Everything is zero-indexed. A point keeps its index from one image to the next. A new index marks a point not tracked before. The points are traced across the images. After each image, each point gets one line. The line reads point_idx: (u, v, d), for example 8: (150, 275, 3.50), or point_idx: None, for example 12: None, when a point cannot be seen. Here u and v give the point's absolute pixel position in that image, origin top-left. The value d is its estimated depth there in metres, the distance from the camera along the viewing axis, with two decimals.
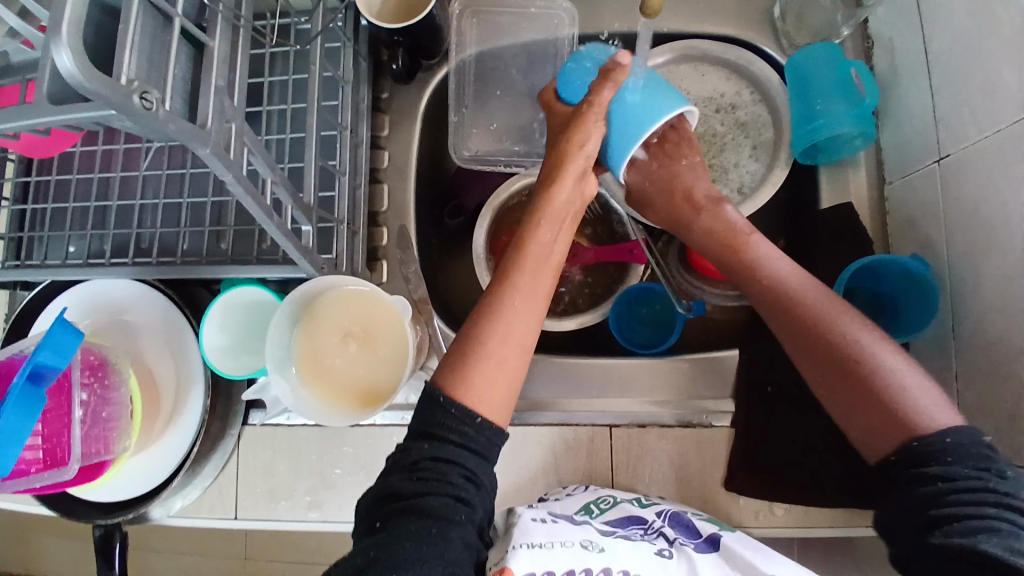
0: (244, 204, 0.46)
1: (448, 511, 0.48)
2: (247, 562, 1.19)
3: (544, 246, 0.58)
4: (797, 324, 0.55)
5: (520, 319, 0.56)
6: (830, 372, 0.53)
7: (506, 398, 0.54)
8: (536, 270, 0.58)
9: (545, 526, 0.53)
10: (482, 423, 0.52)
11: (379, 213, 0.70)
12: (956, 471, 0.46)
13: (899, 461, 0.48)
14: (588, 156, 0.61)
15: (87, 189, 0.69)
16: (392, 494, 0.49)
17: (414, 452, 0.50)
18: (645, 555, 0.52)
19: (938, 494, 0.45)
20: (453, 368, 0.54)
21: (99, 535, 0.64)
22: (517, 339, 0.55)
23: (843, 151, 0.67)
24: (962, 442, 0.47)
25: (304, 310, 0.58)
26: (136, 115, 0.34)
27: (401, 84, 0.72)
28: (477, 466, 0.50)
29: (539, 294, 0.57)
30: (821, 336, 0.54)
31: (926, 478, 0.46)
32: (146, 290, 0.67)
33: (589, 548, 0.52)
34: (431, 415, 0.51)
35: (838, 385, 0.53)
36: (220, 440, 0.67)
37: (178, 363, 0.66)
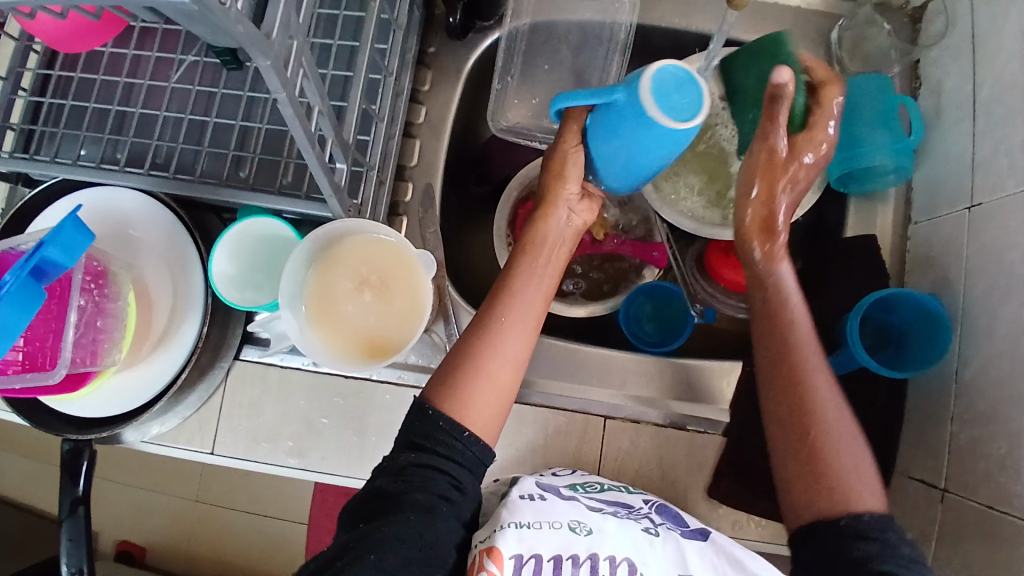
0: (291, 129, 0.44)
1: (432, 506, 0.48)
2: (198, 505, 1.17)
3: (537, 277, 0.59)
4: (785, 386, 0.55)
5: (513, 341, 0.56)
6: (788, 432, 0.54)
7: (498, 415, 0.55)
8: (528, 297, 0.58)
9: (533, 505, 0.52)
10: (470, 438, 0.52)
11: (407, 167, 0.69)
12: (890, 537, 0.49)
13: (843, 525, 0.50)
14: (571, 191, 0.61)
15: (109, 93, 0.67)
16: (376, 492, 0.50)
17: (400, 459, 0.51)
18: (633, 531, 0.52)
19: (874, 553, 0.47)
20: (442, 380, 0.54)
21: (68, 449, 0.60)
22: (510, 361, 0.56)
23: (876, 184, 0.67)
24: (888, 521, 0.50)
25: (323, 252, 0.56)
26: (209, 8, 0.33)
27: (451, 41, 0.70)
28: (462, 475, 0.51)
29: (532, 320, 0.57)
30: (783, 380, 0.55)
31: (864, 540, 0.48)
32: (154, 204, 0.64)
33: (578, 530, 0.51)
34: (419, 425, 0.52)
35: (792, 448, 0.54)
36: (207, 371, 0.65)
37: (176, 285, 0.64)
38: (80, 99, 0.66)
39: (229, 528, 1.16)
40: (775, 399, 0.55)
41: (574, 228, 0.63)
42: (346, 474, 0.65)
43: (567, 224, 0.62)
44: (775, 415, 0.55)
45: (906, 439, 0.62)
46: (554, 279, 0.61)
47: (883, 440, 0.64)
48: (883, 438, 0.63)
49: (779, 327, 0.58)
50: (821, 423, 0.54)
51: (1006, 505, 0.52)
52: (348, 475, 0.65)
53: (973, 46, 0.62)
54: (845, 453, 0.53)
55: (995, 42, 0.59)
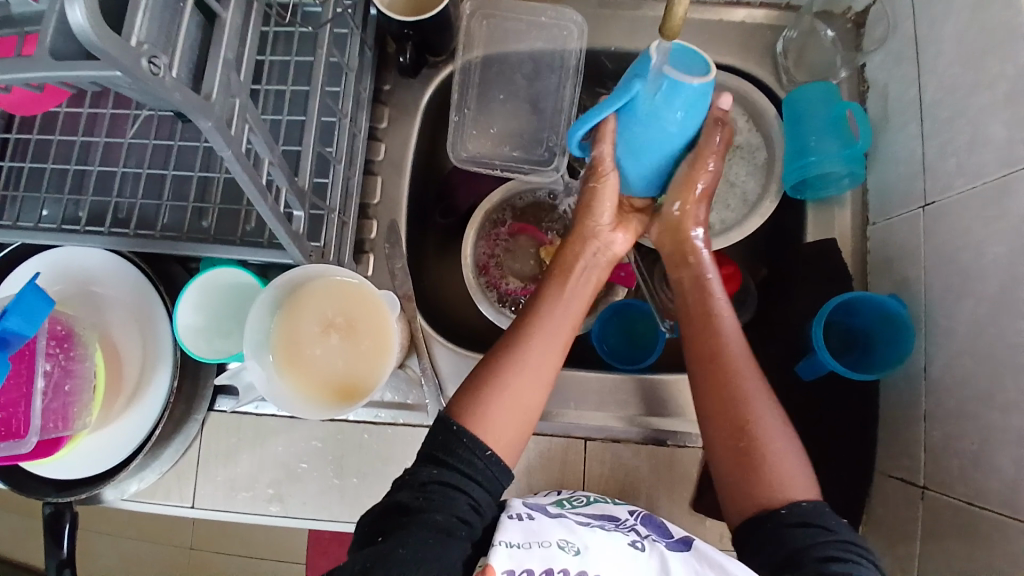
0: (240, 184, 0.44)
1: (450, 529, 0.48)
2: (192, 552, 1.16)
3: (565, 301, 0.61)
4: (711, 377, 0.57)
5: (540, 360, 0.58)
6: (726, 428, 0.55)
7: (520, 433, 0.56)
8: (557, 319, 0.60)
9: (522, 525, 0.52)
10: (492, 457, 0.53)
11: (370, 205, 0.69)
12: (830, 523, 0.49)
13: (785, 513, 0.50)
14: (604, 222, 0.64)
15: (67, 152, 0.67)
16: (398, 508, 0.50)
17: (421, 475, 0.51)
18: (619, 546, 0.52)
19: (820, 538, 0.48)
20: (466, 398, 0.56)
21: (48, 513, 0.60)
22: (534, 381, 0.57)
23: (831, 189, 0.69)
24: (824, 506, 0.50)
25: (288, 296, 0.57)
26: (142, 80, 0.33)
27: (406, 78, 0.71)
28: (479, 495, 0.51)
29: (559, 338, 0.59)
30: (717, 387, 0.56)
31: (809, 525, 0.49)
32: (119, 261, 0.65)
33: (566, 548, 0.50)
34: (443, 440, 0.53)
35: (723, 435, 0.55)
36: (182, 423, 0.64)
37: (145, 340, 0.64)
38: (38, 160, 0.66)
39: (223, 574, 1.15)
40: (704, 399, 0.57)
41: (607, 259, 0.65)
42: (328, 517, 0.64)
43: (597, 254, 0.64)
44: (714, 409, 0.56)
45: (883, 439, 0.63)
46: (582, 304, 0.62)
47: (859, 442, 0.64)
48: (858, 440, 0.64)
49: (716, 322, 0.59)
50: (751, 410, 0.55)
51: (981, 500, 0.52)
52: (331, 518, 0.64)
53: (914, 48, 0.63)
54: (781, 451, 0.53)
55: (934, 44, 0.60)
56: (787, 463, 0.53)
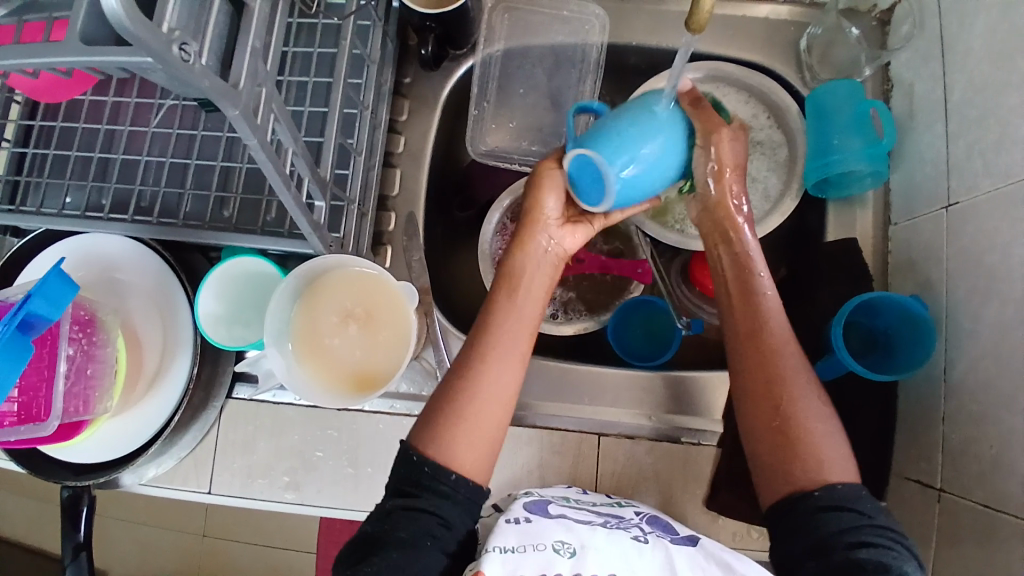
0: (265, 172, 0.45)
1: (417, 545, 0.48)
2: (205, 539, 1.17)
3: (515, 315, 0.59)
4: (751, 359, 0.55)
5: (498, 379, 0.55)
6: (761, 411, 0.53)
7: (487, 457, 0.54)
8: (511, 336, 0.57)
9: (518, 528, 0.52)
10: (458, 480, 0.51)
11: (389, 197, 0.70)
12: (866, 507, 0.48)
13: (816, 496, 0.48)
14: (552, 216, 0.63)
15: (92, 140, 0.68)
16: (366, 537, 0.50)
17: (386, 503, 0.50)
18: (621, 542, 0.52)
19: (852, 526, 0.46)
20: (426, 426, 0.54)
21: (66, 496, 0.61)
22: (493, 401, 0.55)
23: (853, 188, 0.68)
24: (861, 491, 0.48)
25: (308, 286, 0.57)
26: (172, 66, 0.33)
27: (426, 71, 0.71)
28: (447, 511, 0.50)
29: (517, 353, 0.57)
30: (757, 365, 0.54)
31: (841, 510, 0.47)
32: (141, 248, 0.65)
33: (561, 551, 0.50)
34: (405, 473, 0.51)
35: (757, 417, 0.53)
36: (200, 410, 0.65)
37: (165, 327, 0.64)
38: (63, 148, 0.67)
39: (235, 561, 1.16)
40: (742, 380, 0.55)
41: (556, 257, 0.63)
42: (342, 506, 0.65)
43: (547, 254, 0.62)
44: (749, 391, 0.54)
45: (901, 441, 0.63)
46: (537, 310, 0.60)
47: (878, 443, 0.64)
48: (876, 441, 0.63)
49: (757, 304, 0.57)
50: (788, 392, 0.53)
51: (1001, 504, 0.51)
52: (345, 507, 0.65)
53: (942, 47, 0.62)
54: (818, 434, 0.51)
55: (962, 43, 0.60)
56: (823, 441, 0.51)
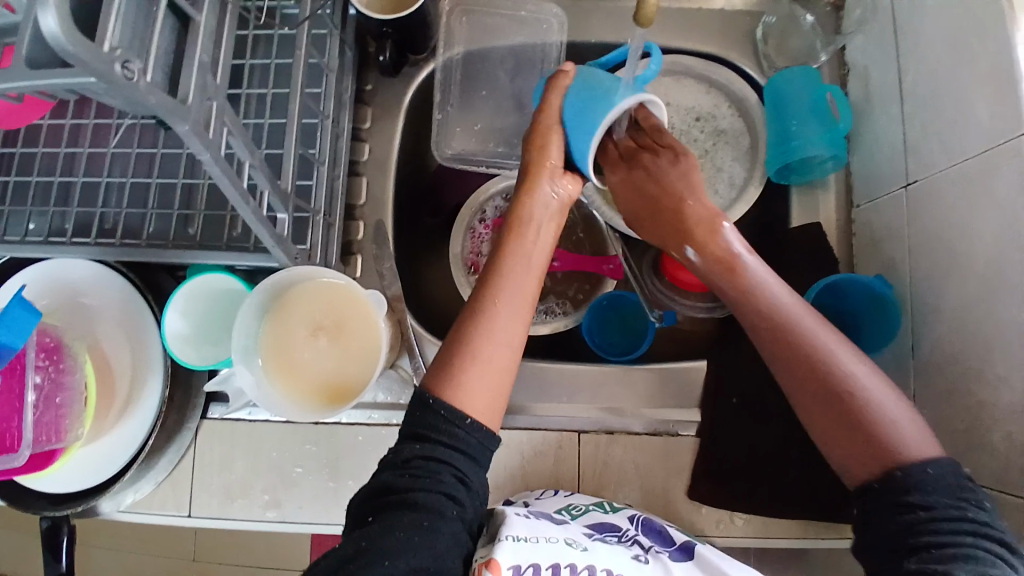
0: (221, 187, 0.44)
1: (440, 507, 0.48)
2: (193, 563, 1.15)
3: (526, 252, 0.58)
4: (778, 349, 0.54)
5: (507, 322, 0.55)
6: (835, 430, 0.50)
7: (498, 401, 0.54)
8: (519, 280, 0.57)
9: (528, 522, 0.53)
10: (473, 425, 0.52)
11: (356, 207, 0.69)
12: (930, 498, 0.45)
13: (876, 488, 0.48)
14: (555, 163, 0.60)
15: (51, 164, 0.67)
16: (383, 488, 0.49)
17: (404, 451, 0.50)
18: (622, 558, 0.53)
19: (917, 525, 0.45)
20: (440, 369, 0.54)
21: (47, 526, 0.60)
22: (504, 344, 0.55)
23: (815, 174, 0.70)
24: (929, 470, 0.46)
25: (275, 301, 0.56)
26: (116, 84, 0.33)
27: (387, 78, 0.71)
28: (467, 467, 0.50)
29: (525, 298, 0.57)
30: (809, 384, 0.52)
31: (904, 507, 0.46)
32: (106, 271, 0.64)
33: (573, 545, 0.52)
34: (420, 416, 0.52)
35: (809, 404, 0.52)
36: (174, 434, 0.64)
37: (135, 351, 0.63)
38: (21, 174, 0.66)
39: None
40: (784, 371, 0.53)
41: (563, 202, 0.61)
42: (325, 520, 0.64)
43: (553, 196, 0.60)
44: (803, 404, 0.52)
45: None
46: (545, 255, 0.59)
47: None
48: None
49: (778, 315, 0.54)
50: (840, 371, 0.51)
51: (975, 476, 0.52)
52: (327, 521, 0.64)
53: (892, 29, 0.64)
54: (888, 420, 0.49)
55: (911, 25, 0.61)
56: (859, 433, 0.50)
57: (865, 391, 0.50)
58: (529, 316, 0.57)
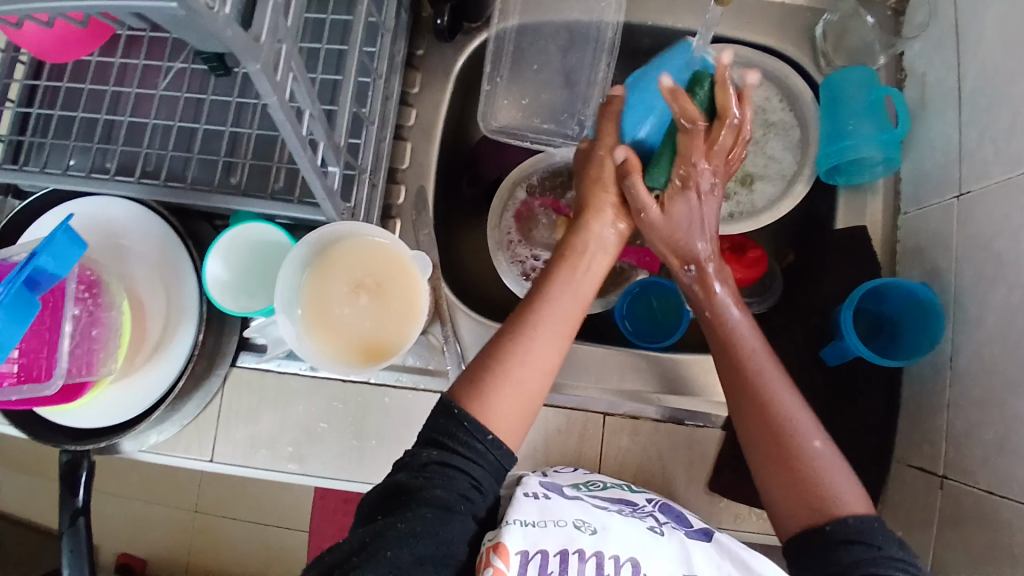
0: (281, 133, 0.44)
1: (452, 503, 0.50)
2: (196, 515, 1.17)
3: (572, 284, 0.61)
4: (736, 379, 0.57)
5: (543, 350, 0.58)
6: (778, 475, 0.52)
7: (523, 420, 0.56)
8: (557, 308, 0.60)
9: (538, 504, 0.54)
10: (493, 441, 0.53)
11: (398, 170, 0.69)
12: (876, 540, 0.46)
13: (829, 531, 0.48)
14: (610, 194, 0.65)
15: (97, 103, 0.67)
16: (397, 487, 0.51)
17: (422, 455, 0.52)
18: (638, 530, 0.54)
19: (861, 559, 0.45)
20: (472, 382, 0.56)
21: (64, 461, 0.61)
22: (537, 367, 0.57)
23: (864, 176, 0.68)
24: (874, 522, 0.47)
25: (320, 255, 0.55)
26: (195, 12, 0.32)
27: (439, 45, 0.70)
28: (480, 475, 0.52)
29: (560, 329, 0.59)
30: (767, 437, 0.53)
31: (852, 544, 0.46)
32: (147, 214, 0.64)
33: (582, 528, 0.52)
34: (444, 424, 0.53)
35: (759, 454, 0.54)
36: (204, 377, 0.64)
37: (170, 295, 0.63)
38: (68, 110, 0.67)
39: (226, 537, 1.17)
40: (739, 401, 0.56)
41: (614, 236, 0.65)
42: (346, 477, 0.64)
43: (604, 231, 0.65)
44: (760, 445, 0.54)
45: (903, 426, 0.63)
46: (592, 286, 0.62)
47: (882, 429, 0.64)
48: (875, 427, 0.64)
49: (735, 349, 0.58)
50: (800, 439, 0.52)
51: (1002, 489, 0.52)
52: (348, 478, 0.64)
53: (956, 34, 0.62)
54: (830, 470, 0.51)
55: (976, 32, 0.60)
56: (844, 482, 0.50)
57: (815, 456, 0.52)
58: (564, 348, 0.59)
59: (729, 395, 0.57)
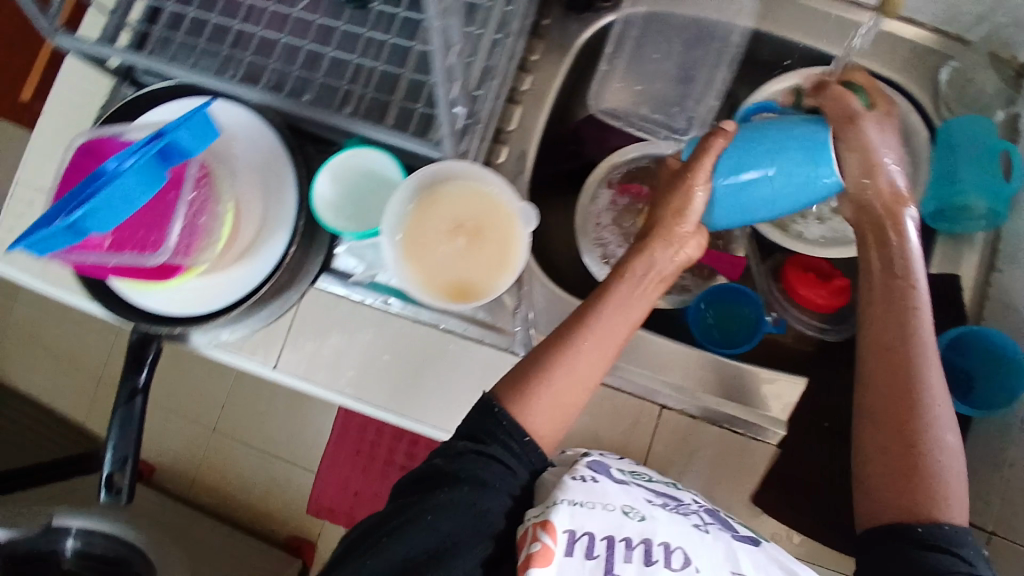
0: (432, 60, 0.44)
1: (486, 482, 0.55)
2: (214, 434, 1.40)
3: (626, 305, 0.61)
4: (885, 375, 0.57)
5: (588, 367, 0.59)
6: (883, 478, 0.54)
7: (558, 423, 0.60)
8: (609, 328, 0.60)
9: (585, 486, 0.55)
10: (528, 443, 0.58)
11: (504, 130, 0.69)
12: (967, 554, 0.49)
13: (919, 531, 0.51)
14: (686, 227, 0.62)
15: (229, 9, 0.68)
16: (436, 468, 0.56)
17: (459, 445, 0.57)
18: (684, 526, 0.54)
19: (950, 568, 0.48)
20: (516, 382, 0.59)
21: (135, 339, 0.64)
22: (581, 380, 0.60)
23: (967, 226, 0.67)
24: (966, 535, 0.51)
25: (429, 190, 0.57)
26: None
27: (567, 15, 0.70)
28: (513, 465, 0.57)
29: (608, 349, 0.60)
30: (881, 437, 0.56)
31: (941, 553, 0.49)
32: (260, 125, 0.66)
33: (630, 514, 0.54)
34: (483, 421, 0.58)
35: (874, 453, 0.56)
36: (282, 291, 0.65)
37: (266, 203, 0.64)
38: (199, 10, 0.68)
39: (239, 460, 1.38)
40: (872, 399, 0.57)
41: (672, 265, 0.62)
42: (398, 412, 0.67)
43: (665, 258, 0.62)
44: (873, 443, 0.56)
45: None
46: (642, 311, 0.61)
47: None
48: None
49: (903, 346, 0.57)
50: (926, 439, 0.54)
51: None
52: (400, 413, 0.67)
53: None
54: (945, 478, 0.53)
55: None
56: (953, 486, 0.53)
57: (935, 462, 0.53)
58: (607, 367, 0.61)
59: (862, 375, 0.58)
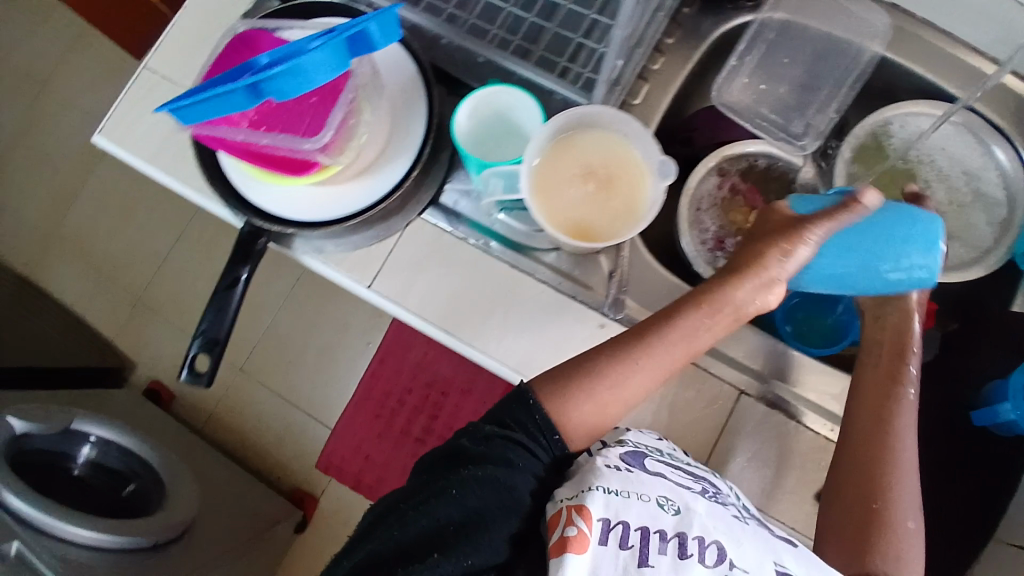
0: None
1: (510, 463, 0.53)
2: (241, 374, 1.40)
3: (691, 333, 0.60)
4: (865, 436, 0.60)
5: (633, 382, 0.60)
6: (845, 526, 0.58)
7: (590, 431, 0.60)
8: (666, 353, 0.60)
9: (621, 473, 0.53)
10: (557, 442, 0.57)
11: (629, 104, 0.72)
12: None
13: None
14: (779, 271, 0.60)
15: None
16: (460, 450, 0.55)
17: (485, 429, 0.56)
18: (724, 518, 0.52)
19: None
20: (558, 380, 0.60)
21: (246, 232, 0.65)
22: (622, 393, 0.60)
23: None
24: None
25: (574, 134, 0.60)
26: None
27: (706, 9, 0.74)
28: (537, 451, 0.56)
29: (658, 372, 0.60)
30: (855, 490, 0.58)
31: None
32: (402, 54, 0.68)
33: (665, 506, 0.51)
34: (517, 411, 0.57)
35: (840, 497, 0.59)
36: (389, 215, 0.69)
37: (394, 128, 0.67)
38: None
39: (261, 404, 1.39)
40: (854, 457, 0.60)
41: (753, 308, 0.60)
42: (483, 350, 0.68)
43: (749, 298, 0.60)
44: (841, 491, 0.59)
45: None
46: (703, 344, 0.61)
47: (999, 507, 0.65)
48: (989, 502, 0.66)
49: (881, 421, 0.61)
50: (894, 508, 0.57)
51: None
52: (485, 352, 0.68)
53: None
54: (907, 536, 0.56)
55: None
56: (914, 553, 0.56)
57: (900, 529, 0.56)
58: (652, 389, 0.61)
59: (852, 433, 0.61)
